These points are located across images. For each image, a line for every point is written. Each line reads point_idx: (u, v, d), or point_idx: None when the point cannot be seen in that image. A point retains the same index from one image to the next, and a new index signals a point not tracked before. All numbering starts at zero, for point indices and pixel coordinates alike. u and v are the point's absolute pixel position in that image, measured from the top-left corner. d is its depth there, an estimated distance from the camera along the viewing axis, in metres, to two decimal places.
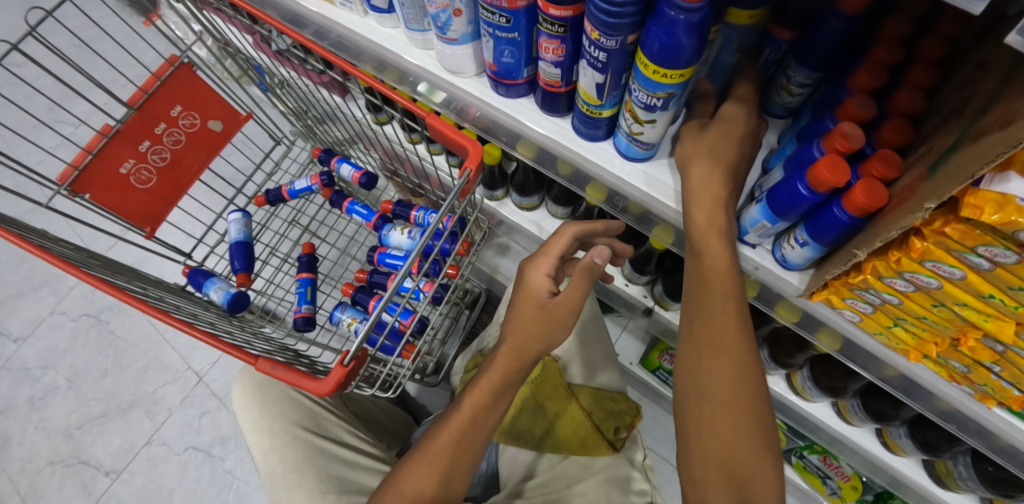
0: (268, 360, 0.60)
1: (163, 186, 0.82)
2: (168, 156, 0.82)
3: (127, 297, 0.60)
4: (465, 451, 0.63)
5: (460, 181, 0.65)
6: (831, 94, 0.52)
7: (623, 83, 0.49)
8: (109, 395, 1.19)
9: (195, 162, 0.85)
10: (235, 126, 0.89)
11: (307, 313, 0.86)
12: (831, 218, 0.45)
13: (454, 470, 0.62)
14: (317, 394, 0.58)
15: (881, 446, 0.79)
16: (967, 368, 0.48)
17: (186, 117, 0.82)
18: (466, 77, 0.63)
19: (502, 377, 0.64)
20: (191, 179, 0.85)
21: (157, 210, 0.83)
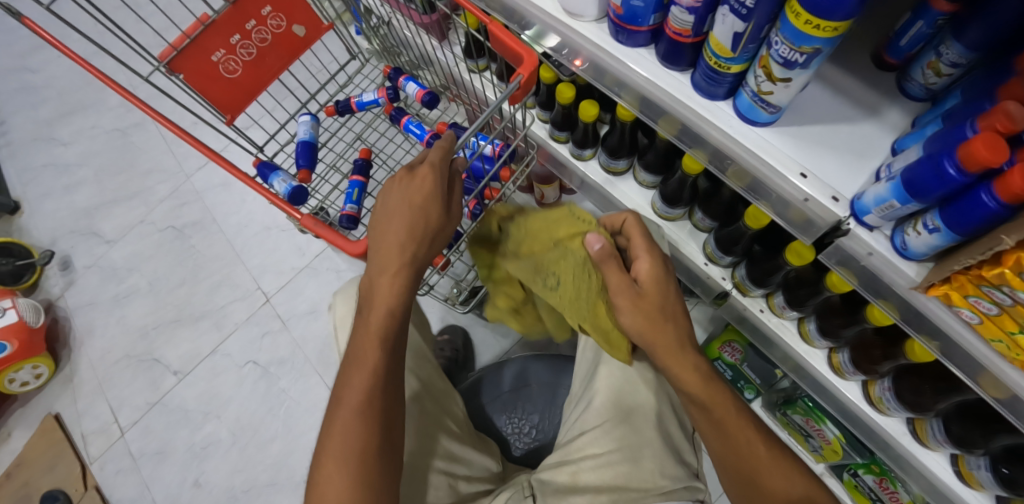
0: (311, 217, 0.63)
1: (246, 79, 0.89)
2: (254, 52, 0.87)
3: (220, 159, 0.68)
4: (413, 269, 0.63)
5: (509, 87, 0.59)
6: (990, 75, 0.47)
7: (762, 36, 0.47)
8: (184, 303, 1.27)
9: (276, 63, 0.91)
10: (316, 33, 0.93)
11: (351, 213, 0.83)
12: (976, 204, 0.42)
13: (414, 272, 0.63)
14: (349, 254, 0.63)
15: (954, 475, 0.73)
16: None
17: (274, 17, 0.86)
18: (584, 21, 0.62)
19: (404, 224, 0.61)
20: (269, 77, 0.91)
21: (239, 101, 0.91)
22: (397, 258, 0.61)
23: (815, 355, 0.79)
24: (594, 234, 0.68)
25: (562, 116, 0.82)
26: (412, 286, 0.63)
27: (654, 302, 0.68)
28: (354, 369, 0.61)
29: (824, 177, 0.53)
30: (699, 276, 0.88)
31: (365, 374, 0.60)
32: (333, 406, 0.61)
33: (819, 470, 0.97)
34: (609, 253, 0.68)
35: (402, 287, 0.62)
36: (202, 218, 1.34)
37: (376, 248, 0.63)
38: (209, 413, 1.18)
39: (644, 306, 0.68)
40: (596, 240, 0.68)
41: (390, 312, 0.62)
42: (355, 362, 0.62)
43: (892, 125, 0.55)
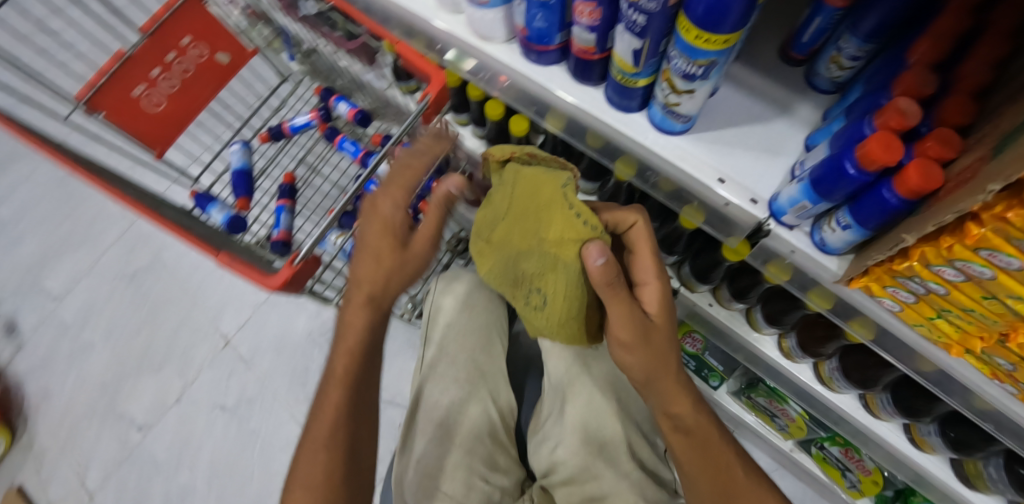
0: (226, 254, 0.63)
1: (172, 110, 0.87)
2: (179, 83, 0.86)
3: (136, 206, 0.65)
4: (380, 304, 0.68)
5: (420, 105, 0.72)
6: (887, 68, 0.48)
7: (661, 50, 0.47)
8: (143, 353, 1.23)
9: (203, 91, 0.90)
10: (240, 59, 0.92)
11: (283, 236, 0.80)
12: (879, 201, 0.42)
13: (380, 305, 0.68)
14: (266, 288, 0.60)
15: (907, 442, 0.76)
16: (1013, 364, 0.46)
17: (195, 47, 0.84)
18: (496, 43, 0.61)
19: (373, 253, 0.66)
20: (197, 106, 0.91)
21: (167, 133, 0.89)
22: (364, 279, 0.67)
23: (765, 340, 0.80)
24: (596, 246, 0.58)
25: (495, 131, 0.81)
26: (376, 329, 0.69)
27: (660, 336, 0.64)
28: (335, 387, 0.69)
29: (741, 180, 0.53)
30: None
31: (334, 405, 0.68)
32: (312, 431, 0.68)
33: (788, 447, 1.00)
34: (613, 272, 0.59)
35: (365, 336, 0.68)
36: (152, 263, 1.30)
37: (353, 276, 0.67)
38: (182, 463, 1.15)
39: (653, 338, 0.63)
40: (598, 253, 0.58)
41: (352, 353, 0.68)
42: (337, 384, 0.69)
43: (803, 121, 0.56)
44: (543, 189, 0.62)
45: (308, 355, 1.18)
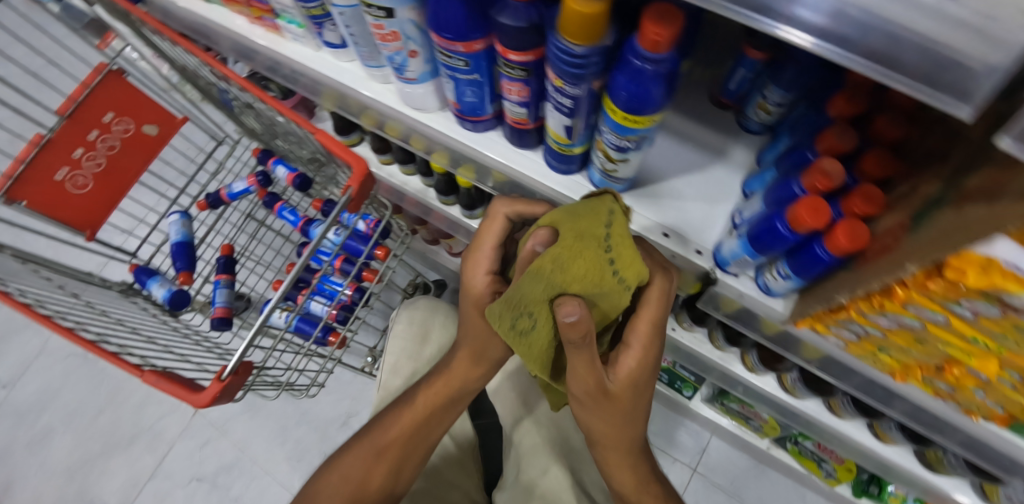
0: (151, 370, 0.57)
1: (102, 190, 0.77)
2: (104, 161, 0.76)
3: (48, 322, 0.58)
4: (450, 404, 0.68)
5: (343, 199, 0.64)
6: (810, 118, 0.49)
7: (592, 123, 0.47)
8: (108, 432, 1.18)
9: (133, 165, 0.79)
10: (172, 128, 0.82)
11: (224, 313, 0.78)
12: (812, 257, 0.44)
13: (449, 406, 0.68)
14: (194, 406, 0.56)
15: (872, 437, 0.80)
16: (952, 389, 0.48)
17: (119, 122, 0.76)
18: (430, 112, 0.60)
19: (460, 383, 0.67)
20: (129, 183, 0.80)
21: (99, 214, 0.79)
22: (422, 407, 0.67)
23: (728, 356, 0.83)
24: (573, 304, 0.41)
25: (443, 182, 0.80)
26: (432, 425, 0.68)
27: (623, 403, 0.54)
28: (322, 490, 0.65)
29: (683, 232, 0.55)
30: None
31: (371, 460, 0.66)
32: (335, 475, 0.66)
33: (765, 445, 1.04)
34: (585, 336, 0.43)
35: (422, 424, 0.67)
36: None
37: (448, 364, 0.67)
38: None
39: (610, 408, 0.53)
40: (571, 310, 0.41)
41: (403, 436, 0.67)
42: (327, 483, 0.66)
43: (738, 164, 0.57)
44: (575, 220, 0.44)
45: (283, 414, 1.16)
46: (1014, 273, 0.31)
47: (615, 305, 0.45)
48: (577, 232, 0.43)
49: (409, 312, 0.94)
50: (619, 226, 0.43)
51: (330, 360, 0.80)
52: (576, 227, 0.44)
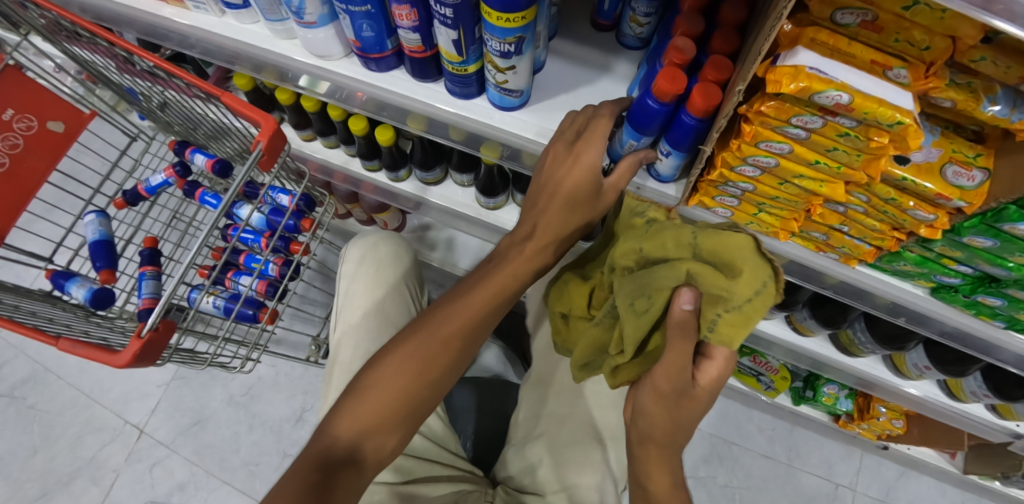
0: (66, 339, 0.56)
1: (7, 192, 0.75)
2: (7, 161, 0.74)
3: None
4: (500, 303, 0.60)
5: (253, 155, 0.62)
6: (671, 18, 0.56)
7: (477, 37, 0.52)
8: (45, 472, 1.10)
9: (39, 165, 0.78)
10: (80, 124, 0.82)
11: (149, 302, 0.75)
12: (682, 125, 0.50)
13: (500, 307, 0.61)
14: (112, 367, 0.55)
15: (793, 332, 0.90)
16: (825, 235, 0.55)
17: (21, 120, 0.75)
18: (335, 60, 0.64)
19: (529, 263, 0.60)
20: (38, 183, 0.78)
21: (6, 218, 0.76)
22: (494, 287, 0.59)
23: None
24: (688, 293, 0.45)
25: (365, 145, 0.83)
26: (492, 317, 0.61)
27: (692, 411, 0.51)
28: (380, 380, 0.57)
29: None
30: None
31: (420, 360, 0.58)
32: (387, 371, 0.58)
33: None
34: (692, 331, 0.45)
35: (489, 309, 0.59)
36: (32, 372, 1.17)
37: (512, 250, 0.60)
38: None
39: (682, 411, 0.50)
40: (688, 299, 0.45)
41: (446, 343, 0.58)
42: (384, 373, 0.58)
43: (622, 76, 0.63)
44: (731, 245, 0.42)
45: (235, 420, 1.13)
46: (816, 74, 0.37)
47: (721, 341, 0.45)
48: (726, 255, 0.42)
49: (369, 250, 0.86)
50: (761, 298, 0.40)
51: (255, 345, 0.76)
52: (728, 248, 0.42)
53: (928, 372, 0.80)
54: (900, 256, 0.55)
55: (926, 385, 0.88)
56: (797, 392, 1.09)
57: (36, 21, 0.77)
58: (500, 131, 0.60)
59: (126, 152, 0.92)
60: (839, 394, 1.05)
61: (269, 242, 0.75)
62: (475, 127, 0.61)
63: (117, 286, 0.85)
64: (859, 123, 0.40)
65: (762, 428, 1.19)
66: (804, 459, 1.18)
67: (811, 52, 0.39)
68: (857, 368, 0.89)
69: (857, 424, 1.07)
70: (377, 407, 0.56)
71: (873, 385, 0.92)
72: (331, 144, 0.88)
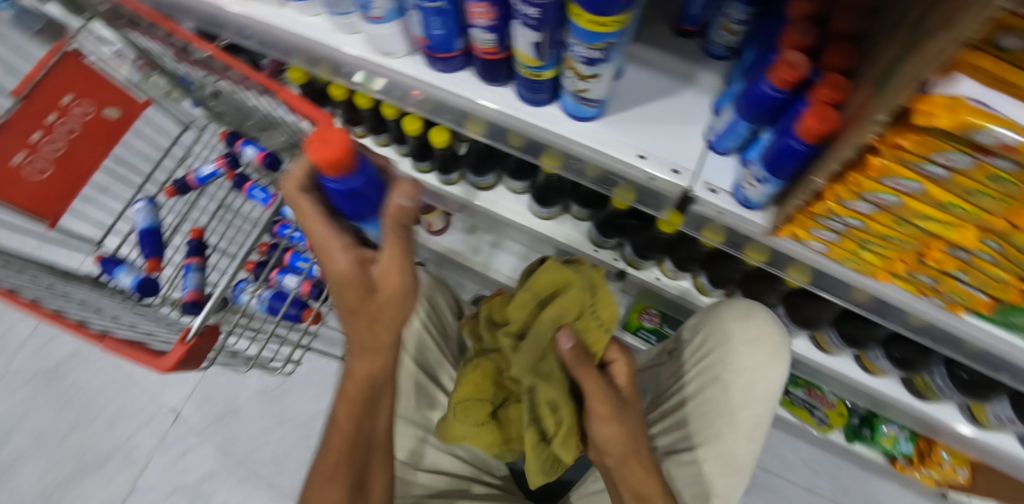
0: (111, 338, 0.54)
1: (61, 176, 0.78)
2: (63, 146, 0.77)
3: (10, 297, 0.58)
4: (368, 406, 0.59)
5: None
6: (771, 27, 0.50)
7: (559, 40, 0.47)
8: (82, 449, 1.12)
9: (92, 151, 0.81)
10: (128, 113, 0.87)
11: (194, 295, 0.74)
12: (787, 150, 0.44)
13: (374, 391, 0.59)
14: (154, 372, 0.53)
15: (862, 371, 0.83)
16: (934, 280, 0.49)
17: (77, 106, 0.78)
18: (398, 57, 0.60)
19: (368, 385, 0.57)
20: (88, 169, 0.82)
21: (58, 201, 0.79)
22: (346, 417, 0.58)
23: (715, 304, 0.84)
24: (566, 331, 0.62)
25: (418, 146, 0.80)
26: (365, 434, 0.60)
27: (632, 409, 0.65)
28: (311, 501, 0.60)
29: (661, 153, 0.54)
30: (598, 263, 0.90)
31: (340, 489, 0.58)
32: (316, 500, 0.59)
33: None
34: (584, 359, 0.62)
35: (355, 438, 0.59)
36: (75, 349, 1.18)
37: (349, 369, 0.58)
38: None
39: (627, 414, 0.64)
40: (568, 338, 0.61)
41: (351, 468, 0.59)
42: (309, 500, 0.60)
43: (708, 88, 0.58)
44: (551, 280, 0.66)
45: (266, 413, 1.12)
46: (980, 108, 0.31)
47: (606, 320, 0.64)
48: (559, 280, 0.65)
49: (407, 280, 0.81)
50: (600, 283, 0.66)
51: (298, 346, 0.74)
52: (563, 276, 0.65)
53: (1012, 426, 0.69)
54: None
55: (1002, 438, 0.77)
56: (853, 430, 1.01)
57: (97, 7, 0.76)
58: (572, 143, 0.56)
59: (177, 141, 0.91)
60: (899, 435, 0.96)
61: None
62: (545, 140, 0.57)
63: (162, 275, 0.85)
64: (1019, 167, 0.33)
65: (807, 460, 1.12)
66: (852, 498, 1.10)
67: (975, 80, 0.32)
68: (929, 415, 0.80)
69: (916, 468, 0.96)
70: None
71: (937, 428, 0.83)
72: (381, 142, 0.86)
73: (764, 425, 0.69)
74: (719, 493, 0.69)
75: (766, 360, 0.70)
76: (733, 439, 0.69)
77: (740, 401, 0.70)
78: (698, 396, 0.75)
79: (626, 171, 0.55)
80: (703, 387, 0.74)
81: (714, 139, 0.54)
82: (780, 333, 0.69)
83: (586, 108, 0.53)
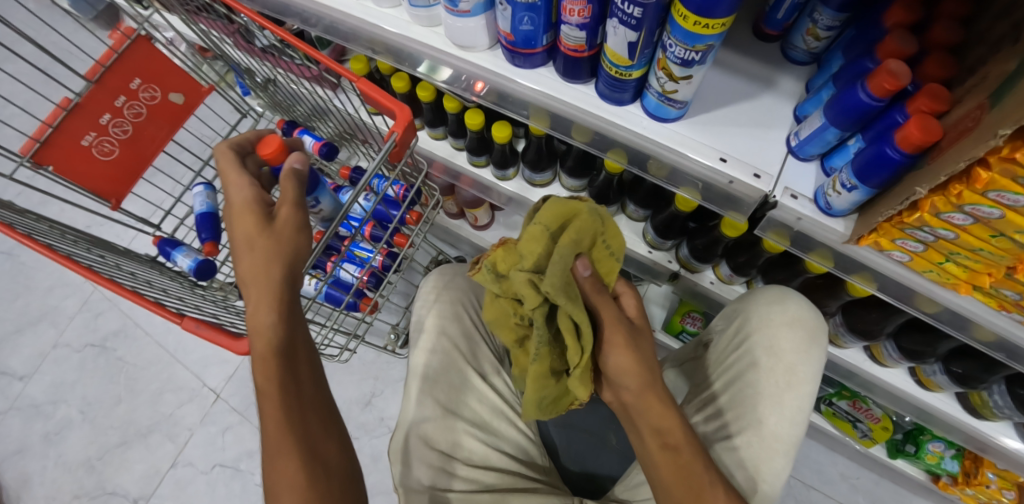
0: (191, 318, 0.55)
1: (127, 159, 0.76)
2: (130, 129, 0.76)
3: (72, 264, 0.60)
4: (297, 358, 0.52)
5: (386, 146, 0.59)
6: (864, 35, 0.50)
7: (655, 40, 0.47)
8: (127, 422, 1.15)
9: (159, 134, 0.78)
10: (198, 98, 0.82)
11: None
12: (883, 159, 0.44)
13: (290, 336, 0.52)
14: (234, 353, 0.53)
15: (915, 385, 0.82)
16: (1020, 295, 0.49)
17: (146, 90, 0.76)
18: (478, 51, 0.60)
19: (287, 331, 0.52)
20: (155, 152, 0.79)
21: (126, 184, 0.77)
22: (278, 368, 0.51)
23: None
24: (584, 259, 0.59)
25: (477, 141, 0.81)
26: (303, 385, 0.52)
27: (643, 340, 0.65)
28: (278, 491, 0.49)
29: (743, 156, 0.54)
30: (647, 264, 0.91)
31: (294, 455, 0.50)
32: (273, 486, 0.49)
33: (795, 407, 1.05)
34: (595, 287, 0.61)
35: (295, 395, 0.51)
36: (123, 325, 1.22)
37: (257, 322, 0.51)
38: None
39: (639, 343, 0.64)
40: (586, 266, 0.59)
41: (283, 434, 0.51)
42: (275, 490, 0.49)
43: (788, 93, 0.57)
44: (556, 214, 0.58)
45: None
46: None
47: (617, 244, 0.62)
48: (562, 213, 0.58)
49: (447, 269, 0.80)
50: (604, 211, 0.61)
51: (354, 335, 0.74)
52: (570, 205, 0.59)
53: None
54: None
55: None
56: (895, 445, 0.99)
57: None
58: (650, 143, 0.56)
59: (236, 128, 0.93)
60: (945, 453, 0.95)
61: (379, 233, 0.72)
62: (622, 140, 0.58)
63: (218, 259, 0.86)
64: None
65: (844, 474, 1.11)
66: None
67: None
68: (982, 434, 0.78)
69: (960, 489, 0.95)
70: None
71: (985, 447, 0.81)
72: (437, 135, 0.87)
73: (807, 410, 0.68)
74: (766, 477, 0.66)
75: (806, 342, 0.70)
76: (775, 420, 0.68)
77: (782, 384, 0.69)
78: (733, 385, 0.74)
79: (705, 172, 0.55)
80: (742, 372, 0.72)
81: (797, 144, 0.53)
82: (817, 316, 0.71)
83: (670, 111, 0.53)
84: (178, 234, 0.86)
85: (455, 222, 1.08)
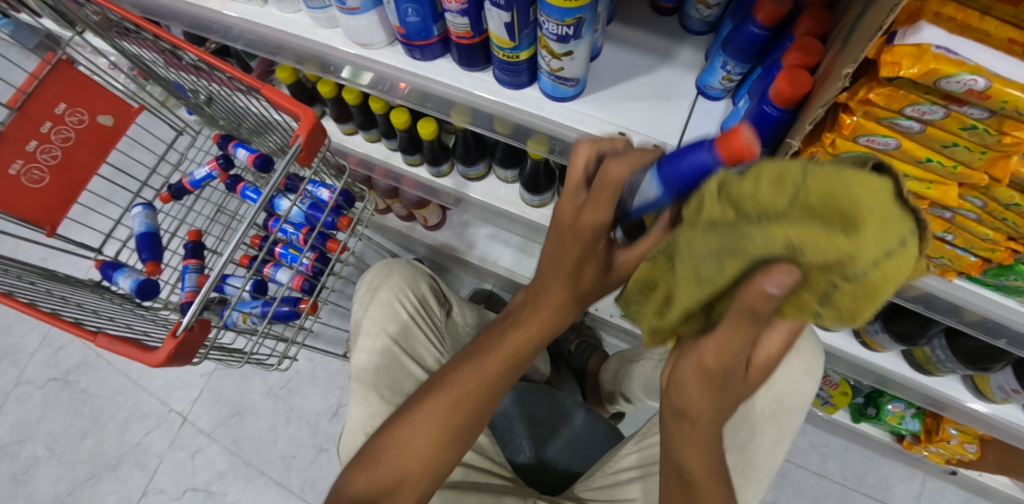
0: (104, 335, 0.55)
1: (59, 185, 0.75)
2: (59, 154, 0.74)
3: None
4: (489, 403, 0.53)
5: (292, 150, 0.60)
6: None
7: (531, 20, 0.47)
8: (95, 454, 1.14)
9: (89, 159, 0.77)
10: (128, 118, 0.82)
11: (191, 296, 0.74)
12: (762, 116, 0.44)
13: (515, 371, 0.53)
14: (147, 366, 0.54)
15: (861, 346, 0.82)
16: (921, 243, 0.49)
17: (73, 113, 0.75)
18: (378, 48, 0.61)
19: (548, 318, 0.51)
20: (87, 176, 0.78)
21: (59, 210, 0.76)
22: (507, 349, 0.52)
23: None
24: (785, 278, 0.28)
25: (407, 140, 0.80)
26: (504, 381, 0.53)
27: (741, 390, 0.41)
28: (393, 441, 0.53)
29: (641, 129, 0.54)
30: None
31: (450, 411, 0.53)
32: (406, 430, 0.53)
33: None
34: (758, 316, 0.31)
35: (497, 377, 0.52)
36: (84, 357, 1.20)
37: (535, 298, 0.51)
38: None
39: (727, 392, 0.40)
40: (779, 282, 0.28)
41: (394, 478, 0.52)
42: (397, 437, 0.53)
43: (686, 63, 0.57)
44: (852, 297, 0.28)
45: (273, 413, 1.13)
46: (945, 55, 0.31)
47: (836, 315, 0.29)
48: (865, 299, 0.28)
49: (381, 271, 0.83)
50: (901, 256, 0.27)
51: (294, 342, 0.74)
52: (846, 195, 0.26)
53: (1017, 396, 0.68)
54: (1010, 270, 0.47)
55: (1009, 410, 0.75)
56: (857, 409, 1.00)
57: (89, 18, 0.78)
58: (554, 124, 0.56)
59: (173, 146, 0.92)
60: (905, 413, 0.95)
61: (312, 238, 0.73)
62: (530, 124, 0.58)
63: (161, 278, 0.86)
64: (992, 114, 0.33)
65: (816, 444, 1.11)
66: (862, 479, 1.09)
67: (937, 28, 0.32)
68: (932, 389, 0.79)
69: (924, 446, 0.95)
70: (387, 473, 0.52)
71: (943, 405, 0.81)
72: (371, 138, 0.86)
73: (787, 440, 0.70)
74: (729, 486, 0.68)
75: (800, 374, 0.70)
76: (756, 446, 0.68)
77: (768, 404, 0.69)
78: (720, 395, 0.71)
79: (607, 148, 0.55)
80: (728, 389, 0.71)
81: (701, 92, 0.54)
82: (817, 347, 0.71)
83: (567, 90, 0.54)
84: (120, 258, 0.86)
85: (406, 225, 1.08)
